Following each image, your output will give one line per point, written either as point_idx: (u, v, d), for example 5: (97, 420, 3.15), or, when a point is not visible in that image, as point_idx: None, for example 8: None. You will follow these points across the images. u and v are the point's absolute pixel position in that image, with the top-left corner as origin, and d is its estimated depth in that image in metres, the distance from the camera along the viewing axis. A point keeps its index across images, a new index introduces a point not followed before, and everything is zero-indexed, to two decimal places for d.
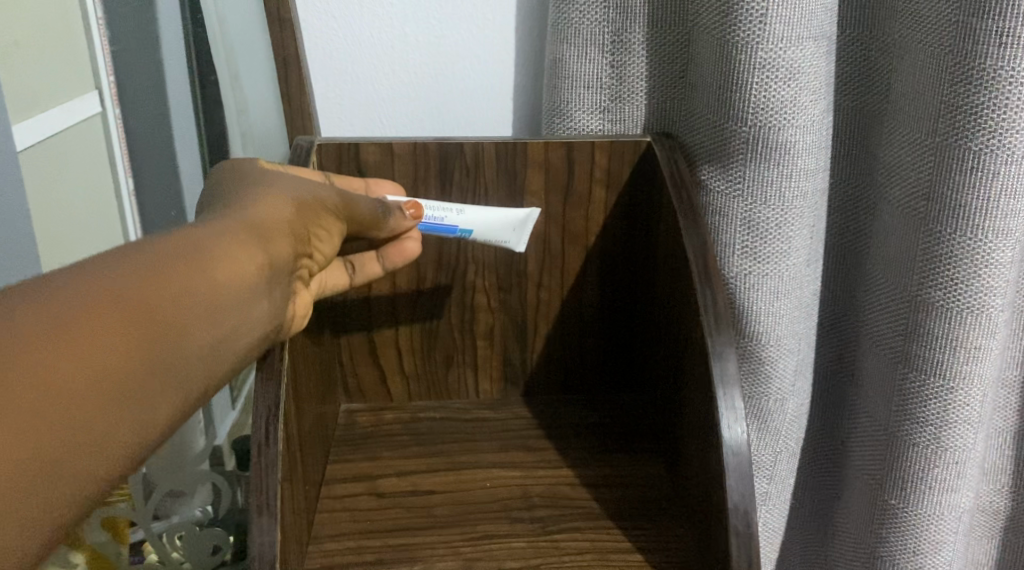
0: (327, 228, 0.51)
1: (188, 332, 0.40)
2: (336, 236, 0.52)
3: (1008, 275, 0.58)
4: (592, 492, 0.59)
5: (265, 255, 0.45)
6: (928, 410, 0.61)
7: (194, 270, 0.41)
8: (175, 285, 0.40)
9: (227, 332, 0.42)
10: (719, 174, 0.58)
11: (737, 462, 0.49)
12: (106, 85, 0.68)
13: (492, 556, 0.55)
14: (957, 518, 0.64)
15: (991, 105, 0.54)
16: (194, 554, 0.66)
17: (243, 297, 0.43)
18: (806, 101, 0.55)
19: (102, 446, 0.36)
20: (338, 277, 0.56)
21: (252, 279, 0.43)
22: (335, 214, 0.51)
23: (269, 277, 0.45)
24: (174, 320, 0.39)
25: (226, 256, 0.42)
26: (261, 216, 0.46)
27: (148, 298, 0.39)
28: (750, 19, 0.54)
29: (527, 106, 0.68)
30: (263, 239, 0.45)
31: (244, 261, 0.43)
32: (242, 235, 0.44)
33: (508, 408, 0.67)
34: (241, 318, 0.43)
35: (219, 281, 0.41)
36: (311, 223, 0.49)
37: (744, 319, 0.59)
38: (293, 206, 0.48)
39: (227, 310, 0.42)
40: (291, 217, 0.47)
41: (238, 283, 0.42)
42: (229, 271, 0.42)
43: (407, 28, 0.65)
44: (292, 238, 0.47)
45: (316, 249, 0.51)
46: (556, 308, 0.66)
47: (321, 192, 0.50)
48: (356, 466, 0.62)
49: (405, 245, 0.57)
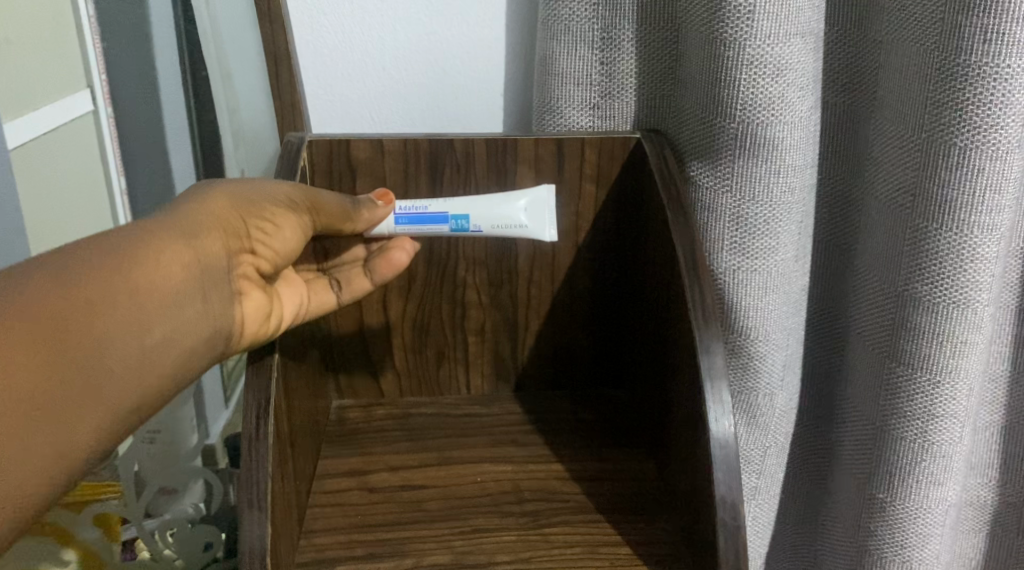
0: (274, 221, 0.50)
1: (111, 341, 0.40)
2: (289, 231, 0.51)
3: (992, 269, 0.58)
4: (581, 487, 0.60)
5: (194, 255, 0.45)
6: (915, 404, 0.61)
7: (118, 278, 0.41)
8: (99, 297, 0.41)
9: (155, 342, 0.42)
10: (708, 170, 0.59)
11: (724, 455, 0.49)
12: (100, 86, 0.70)
13: (482, 549, 0.55)
14: (944, 511, 0.64)
15: (976, 101, 0.55)
16: (187, 549, 0.67)
17: (172, 305, 0.43)
18: (793, 97, 0.56)
19: (33, 454, 0.38)
20: (324, 296, 0.57)
21: (180, 285, 0.44)
22: (283, 208, 0.51)
23: (200, 276, 0.45)
24: (92, 328, 0.40)
25: (148, 262, 0.43)
26: (196, 212, 0.46)
27: (73, 308, 0.40)
28: (738, 16, 0.54)
29: (517, 103, 0.68)
30: (192, 238, 0.45)
31: (170, 266, 0.43)
32: (170, 238, 0.44)
33: (499, 403, 0.68)
34: (170, 326, 0.43)
35: (142, 287, 0.42)
36: (253, 217, 0.49)
37: (733, 314, 0.59)
38: (229, 199, 0.48)
39: (151, 318, 0.42)
40: (223, 208, 0.48)
41: (162, 290, 0.43)
42: (152, 278, 0.42)
43: (397, 25, 0.65)
44: (225, 232, 0.47)
45: (261, 244, 0.50)
46: (547, 304, 0.66)
47: (272, 187, 0.51)
48: (348, 461, 0.62)
49: (391, 257, 0.58)
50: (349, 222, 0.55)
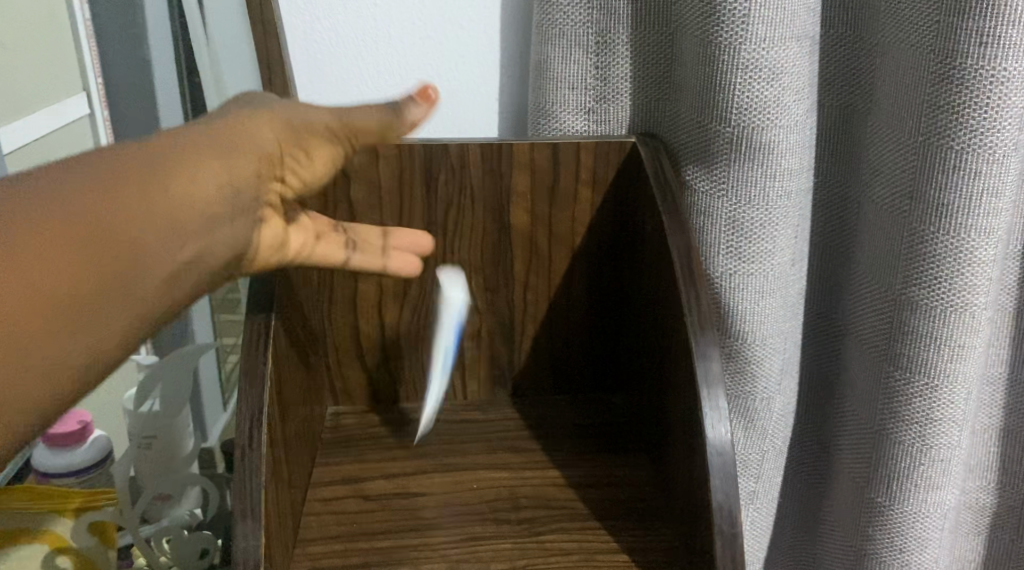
0: (307, 152, 0.48)
1: (143, 249, 0.38)
2: (322, 163, 0.49)
3: (990, 272, 0.58)
4: (579, 494, 0.59)
5: (231, 174, 0.42)
6: (913, 408, 0.61)
7: (159, 183, 0.39)
8: (141, 199, 0.39)
9: (185, 256, 0.40)
10: (702, 174, 0.58)
11: (721, 462, 0.49)
12: (94, 89, 0.70)
13: (479, 557, 0.55)
14: (942, 515, 0.64)
15: (972, 103, 0.54)
16: (182, 556, 0.66)
17: (207, 221, 0.41)
18: (789, 100, 0.55)
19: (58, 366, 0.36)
20: (335, 250, 0.53)
21: (212, 201, 0.41)
22: (322, 135, 0.48)
23: (234, 198, 0.43)
24: (131, 234, 0.38)
25: (189, 174, 0.41)
26: (240, 133, 0.44)
27: (114, 210, 0.38)
28: (732, 20, 0.54)
29: (511, 106, 0.67)
30: (233, 159, 0.43)
31: (210, 181, 0.41)
32: (204, 152, 0.42)
33: (496, 409, 0.67)
34: (205, 242, 0.41)
35: (176, 198, 0.40)
36: (288, 144, 0.46)
37: (729, 319, 0.59)
38: (274, 122, 0.46)
39: (189, 230, 0.40)
40: (264, 131, 0.45)
41: (202, 203, 0.41)
42: (192, 189, 0.40)
43: (391, 28, 0.65)
44: (263, 157, 0.45)
45: (292, 172, 0.48)
46: (543, 309, 0.66)
47: (313, 113, 0.47)
48: (344, 468, 0.62)
49: (417, 237, 0.56)
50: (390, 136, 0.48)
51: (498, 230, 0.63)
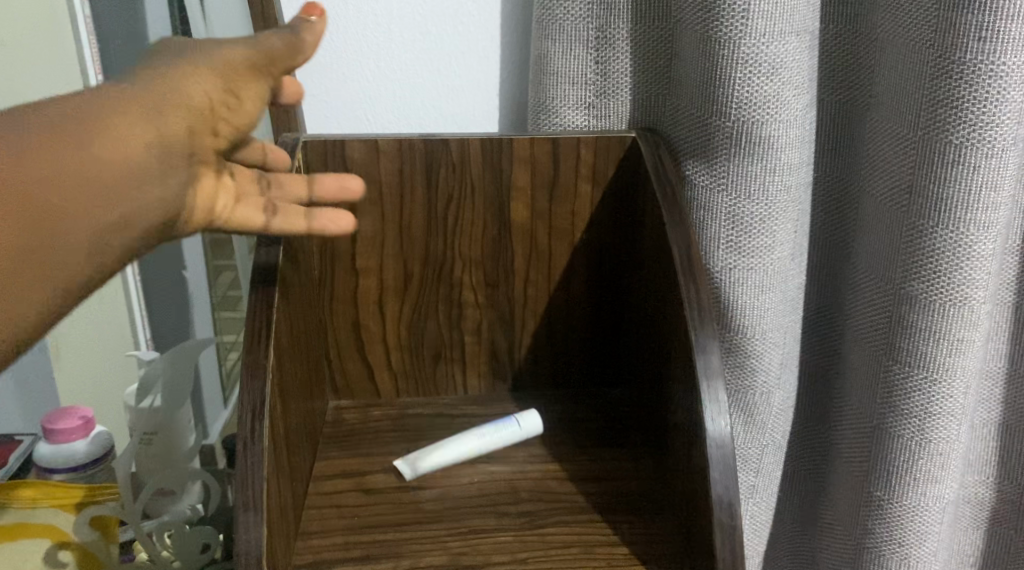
0: (234, 95, 0.45)
1: (72, 215, 0.38)
2: (251, 105, 0.46)
3: (989, 267, 0.58)
4: (579, 487, 0.60)
5: (156, 132, 0.41)
6: (912, 402, 0.61)
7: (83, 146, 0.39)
8: (69, 162, 0.38)
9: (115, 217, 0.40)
10: (702, 169, 0.59)
11: (721, 454, 0.49)
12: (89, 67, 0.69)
13: (479, 549, 0.55)
14: (941, 509, 0.64)
15: (972, 98, 0.54)
16: (184, 552, 0.64)
17: (134, 180, 0.40)
18: (788, 95, 0.55)
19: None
20: (254, 214, 0.49)
21: (138, 160, 0.40)
22: (246, 76, 0.45)
23: (162, 156, 0.41)
24: (64, 200, 0.38)
25: (110, 135, 0.40)
26: (166, 87, 0.42)
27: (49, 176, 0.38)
28: (732, 15, 0.54)
29: (512, 102, 0.68)
30: (155, 114, 0.41)
31: (132, 140, 0.40)
32: (126, 108, 0.40)
33: (496, 403, 0.68)
34: (133, 202, 0.40)
35: (101, 160, 0.39)
36: (216, 90, 0.44)
37: (728, 313, 0.59)
38: (199, 72, 0.43)
39: (116, 192, 0.40)
40: (188, 83, 0.43)
41: (126, 162, 0.40)
42: (115, 149, 0.40)
43: (393, 24, 0.65)
44: (190, 110, 0.43)
45: (225, 121, 0.45)
46: (543, 304, 0.66)
47: (231, 55, 0.45)
48: (345, 462, 0.62)
49: (345, 181, 0.55)
50: (303, 59, 0.48)
51: (498, 224, 0.63)
